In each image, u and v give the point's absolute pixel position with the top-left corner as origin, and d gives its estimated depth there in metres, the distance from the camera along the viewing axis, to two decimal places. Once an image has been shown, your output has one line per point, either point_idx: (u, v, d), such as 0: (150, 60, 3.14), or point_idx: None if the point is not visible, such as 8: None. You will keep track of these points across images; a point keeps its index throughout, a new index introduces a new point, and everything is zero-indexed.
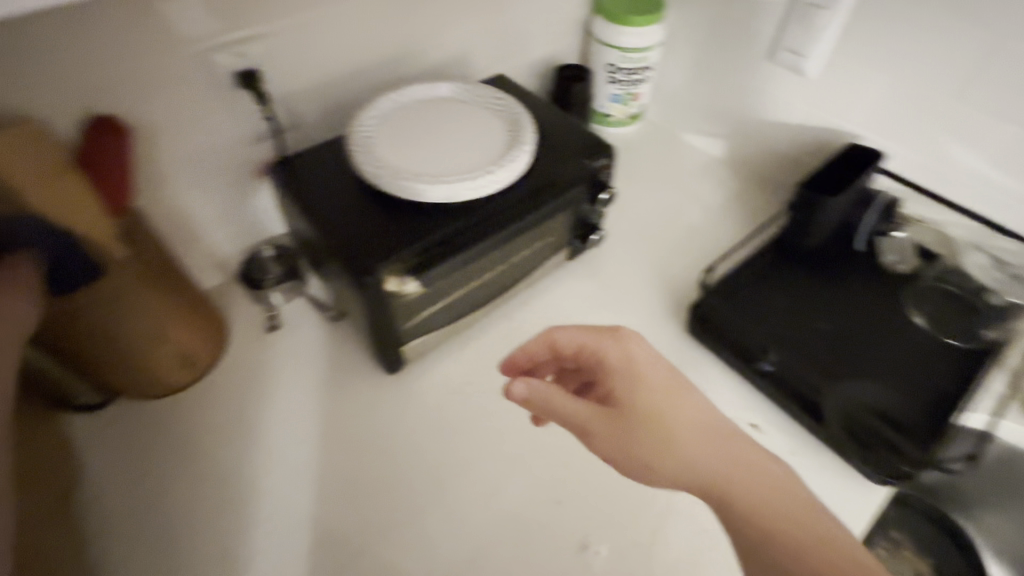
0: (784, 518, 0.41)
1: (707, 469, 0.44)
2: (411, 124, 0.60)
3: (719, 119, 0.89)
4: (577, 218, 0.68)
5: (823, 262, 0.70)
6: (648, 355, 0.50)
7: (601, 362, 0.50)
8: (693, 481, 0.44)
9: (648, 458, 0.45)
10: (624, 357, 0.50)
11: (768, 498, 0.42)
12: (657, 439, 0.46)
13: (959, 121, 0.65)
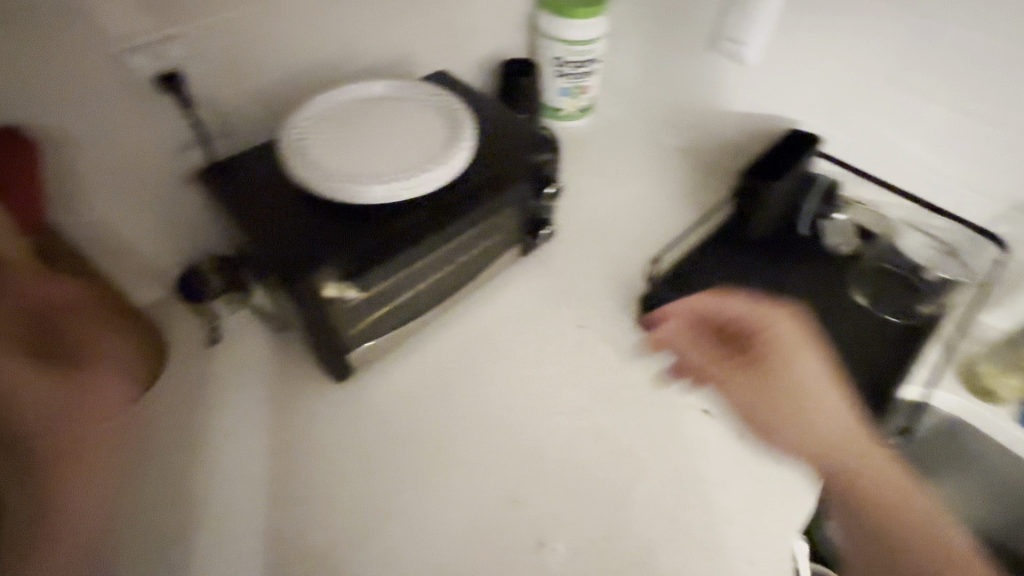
0: (857, 469, 0.58)
1: (833, 439, 0.60)
2: (345, 125, 0.58)
3: (667, 110, 0.90)
4: (526, 214, 0.67)
5: (769, 247, 0.72)
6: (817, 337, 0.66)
7: (770, 332, 0.66)
8: (817, 445, 0.60)
9: (784, 416, 0.62)
10: (791, 332, 0.66)
11: (862, 463, 0.58)
12: (812, 399, 0.62)
13: (893, 104, 0.66)
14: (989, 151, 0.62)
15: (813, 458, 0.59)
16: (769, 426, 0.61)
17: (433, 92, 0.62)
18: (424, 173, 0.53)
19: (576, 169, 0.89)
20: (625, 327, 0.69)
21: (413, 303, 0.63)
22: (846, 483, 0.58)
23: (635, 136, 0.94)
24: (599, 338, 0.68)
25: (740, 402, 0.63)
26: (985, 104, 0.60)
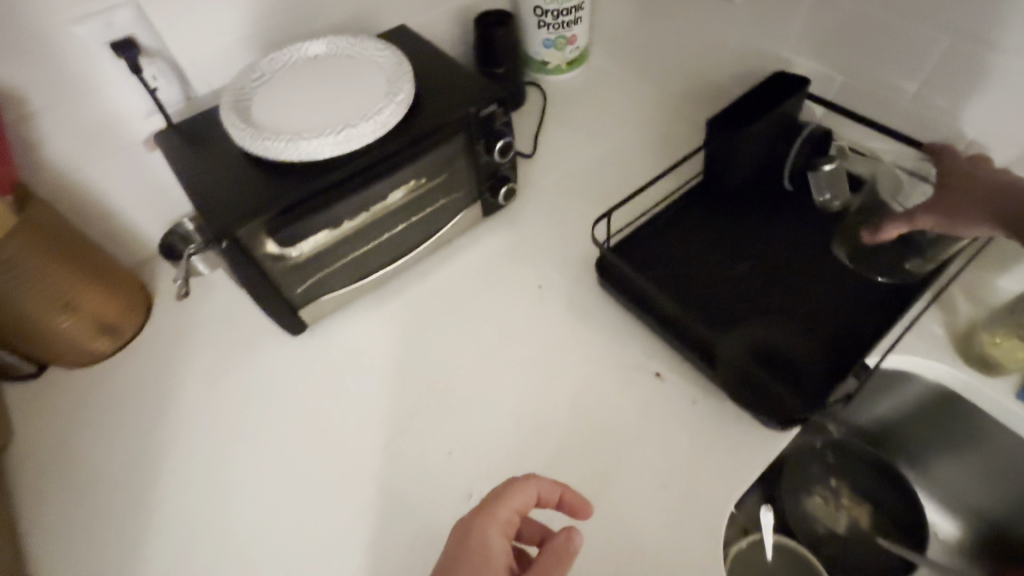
0: None
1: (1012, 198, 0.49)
2: (286, 83, 0.59)
3: (660, 57, 0.85)
4: (481, 170, 0.66)
5: (745, 203, 0.66)
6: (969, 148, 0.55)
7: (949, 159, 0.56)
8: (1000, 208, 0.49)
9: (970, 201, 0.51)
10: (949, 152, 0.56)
11: None
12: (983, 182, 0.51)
13: (891, 35, 0.59)
14: (994, 91, 0.54)
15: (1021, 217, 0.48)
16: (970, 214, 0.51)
17: (379, 49, 0.62)
18: (353, 128, 0.54)
19: (557, 125, 0.85)
20: (582, 287, 0.67)
21: (365, 260, 0.65)
22: None
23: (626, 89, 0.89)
24: (556, 297, 0.67)
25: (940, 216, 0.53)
26: (991, 30, 0.52)
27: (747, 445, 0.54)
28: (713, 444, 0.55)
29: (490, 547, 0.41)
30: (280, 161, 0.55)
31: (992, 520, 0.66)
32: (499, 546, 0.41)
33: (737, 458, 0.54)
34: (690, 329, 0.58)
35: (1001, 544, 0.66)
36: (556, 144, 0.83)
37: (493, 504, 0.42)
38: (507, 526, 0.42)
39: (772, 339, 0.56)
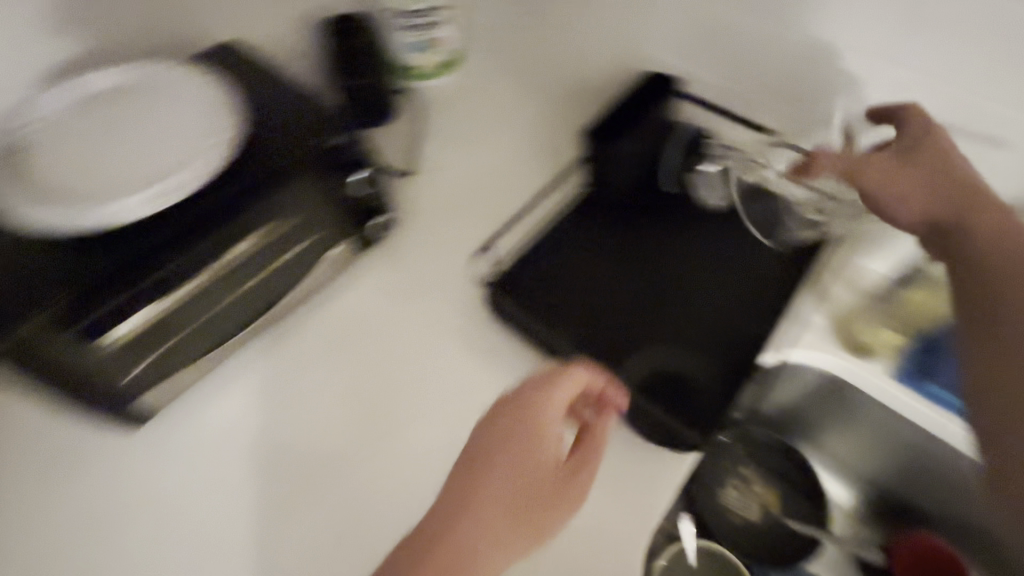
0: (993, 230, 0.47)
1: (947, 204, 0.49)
2: (86, 131, 0.50)
3: (534, 57, 0.81)
4: (346, 206, 0.58)
5: (632, 211, 0.64)
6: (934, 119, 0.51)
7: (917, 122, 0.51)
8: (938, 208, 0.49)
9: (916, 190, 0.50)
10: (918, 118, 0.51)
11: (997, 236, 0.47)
12: (937, 171, 0.49)
13: (748, 40, 0.60)
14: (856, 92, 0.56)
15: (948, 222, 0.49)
16: (908, 199, 0.50)
17: (200, 84, 0.53)
18: (166, 181, 0.45)
19: (435, 136, 0.79)
20: (477, 320, 0.62)
21: (214, 327, 0.55)
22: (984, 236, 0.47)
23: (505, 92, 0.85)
24: (450, 334, 0.61)
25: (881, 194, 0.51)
26: (837, 31, 0.54)
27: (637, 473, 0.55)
28: None
29: (547, 435, 0.46)
30: (52, 232, 0.44)
31: (881, 483, 0.71)
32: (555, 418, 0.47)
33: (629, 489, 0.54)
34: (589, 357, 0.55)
35: (888, 505, 0.71)
36: (436, 158, 0.77)
37: (547, 393, 0.47)
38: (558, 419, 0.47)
39: (670, 358, 0.56)
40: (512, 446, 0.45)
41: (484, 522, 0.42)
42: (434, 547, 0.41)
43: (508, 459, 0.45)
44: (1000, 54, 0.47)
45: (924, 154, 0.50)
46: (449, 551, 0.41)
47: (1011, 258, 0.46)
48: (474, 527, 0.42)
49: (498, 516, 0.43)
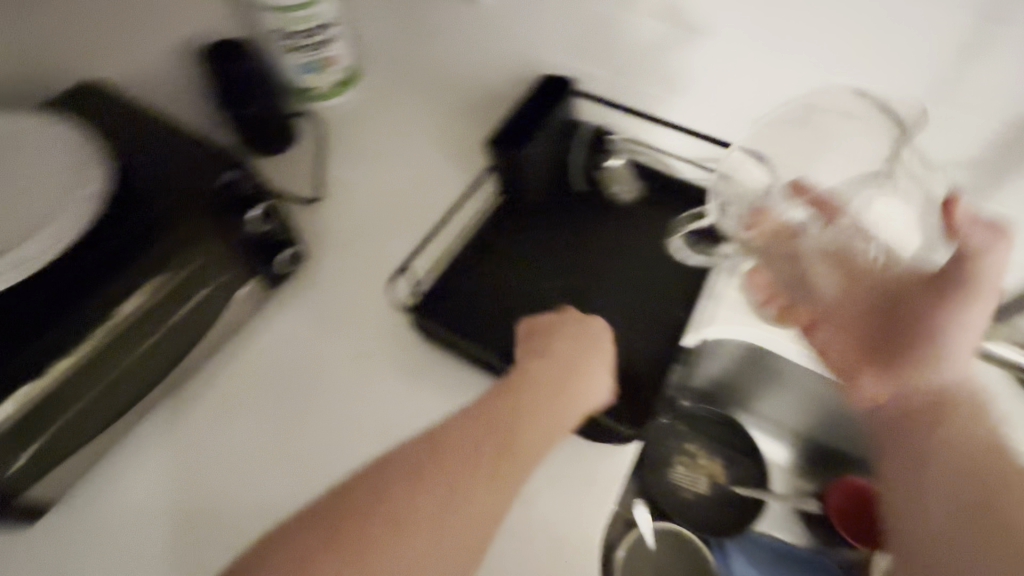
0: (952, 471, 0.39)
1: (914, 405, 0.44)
2: None
3: (432, 68, 0.79)
4: (245, 248, 0.55)
5: (548, 214, 0.65)
6: (1000, 264, 0.40)
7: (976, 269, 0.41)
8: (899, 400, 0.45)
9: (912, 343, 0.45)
10: (976, 264, 0.41)
11: (941, 466, 0.40)
12: (935, 332, 0.43)
13: (633, 32, 0.60)
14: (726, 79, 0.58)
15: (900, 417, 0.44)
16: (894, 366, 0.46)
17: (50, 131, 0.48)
18: (29, 249, 0.42)
19: (343, 159, 0.78)
20: (406, 343, 0.60)
21: (114, 396, 0.50)
22: (911, 413, 0.43)
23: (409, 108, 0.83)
24: (380, 361, 0.60)
25: (875, 354, 0.48)
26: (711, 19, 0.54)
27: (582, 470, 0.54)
28: None
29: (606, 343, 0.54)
30: None
31: (813, 437, 0.75)
32: None
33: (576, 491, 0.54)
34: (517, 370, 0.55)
35: (819, 454, 0.76)
36: (346, 183, 0.75)
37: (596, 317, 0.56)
38: None
39: None
40: (567, 345, 0.51)
41: (553, 402, 0.46)
42: (511, 417, 0.44)
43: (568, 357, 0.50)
44: (844, 23, 0.48)
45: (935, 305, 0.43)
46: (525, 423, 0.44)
47: (953, 461, 0.39)
48: (548, 410, 0.45)
49: (565, 398, 0.47)
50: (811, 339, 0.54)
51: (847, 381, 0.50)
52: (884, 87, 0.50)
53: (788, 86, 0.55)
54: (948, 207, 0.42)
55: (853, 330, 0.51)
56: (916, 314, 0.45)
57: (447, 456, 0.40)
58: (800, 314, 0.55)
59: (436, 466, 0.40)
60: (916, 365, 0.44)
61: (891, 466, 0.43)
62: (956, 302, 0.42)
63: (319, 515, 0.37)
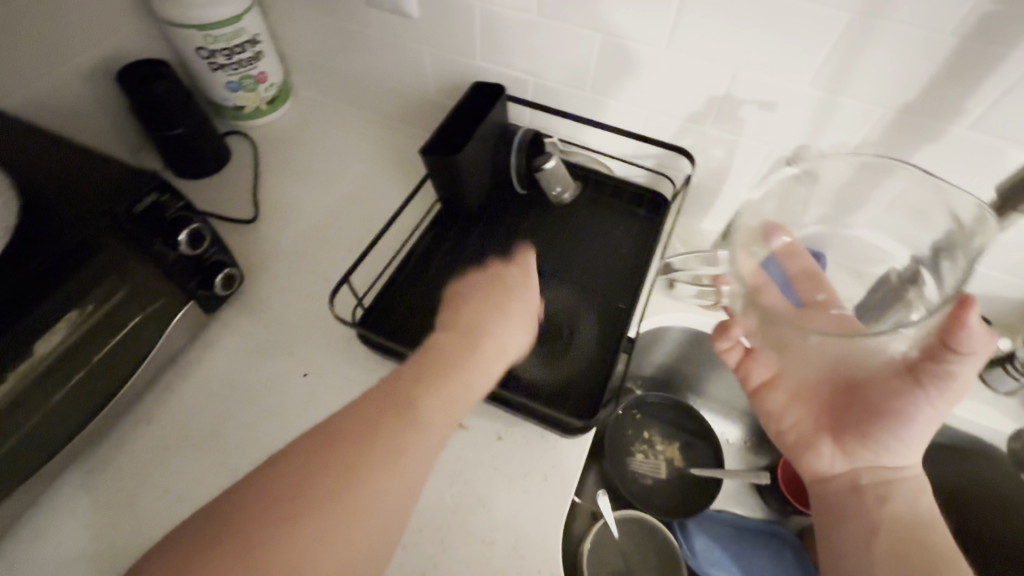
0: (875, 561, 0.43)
1: (843, 489, 0.48)
2: None
3: (365, 83, 0.80)
4: (183, 269, 0.54)
5: (488, 219, 0.67)
6: (968, 376, 0.42)
7: (950, 376, 0.42)
8: (837, 483, 0.49)
9: (868, 431, 0.47)
10: (949, 375, 0.42)
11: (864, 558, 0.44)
12: (893, 426, 0.46)
13: (554, 37, 0.62)
14: (650, 79, 0.61)
15: (841, 501, 0.48)
16: (846, 448, 0.48)
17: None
18: None
19: (280, 176, 0.77)
20: (354, 359, 0.60)
21: (41, 443, 0.47)
22: (846, 501, 0.48)
23: (345, 125, 0.84)
24: (327, 379, 0.58)
25: (831, 431, 0.50)
26: (625, 25, 0.57)
27: (541, 463, 0.54)
28: (523, 474, 0.54)
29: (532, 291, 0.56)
30: None
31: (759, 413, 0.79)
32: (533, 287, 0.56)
33: (538, 488, 0.53)
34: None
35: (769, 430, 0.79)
36: (283, 202, 0.74)
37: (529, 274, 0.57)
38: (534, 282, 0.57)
39: (547, 349, 0.57)
40: (490, 303, 0.52)
41: (468, 364, 0.46)
42: (414, 389, 0.43)
43: (491, 315, 0.51)
44: (752, 24, 0.51)
45: (900, 402, 0.45)
46: (431, 392, 0.43)
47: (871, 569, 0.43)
48: (459, 375, 0.45)
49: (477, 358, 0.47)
50: (767, 399, 0.55)
51: (802, 448, 0.52)
52: (794, 80, 0.54)
53: (708, 83, 0.58)
54: (961, 310, 0.38)
55: (811, 400, 0.52)
56: (884, 396, 0.46)
57: (350, 437, 0.39)
58: (762, 370, 0.56)
59: (342, 448, 0.38)
60: (869, 447, 0.47)
61: (838, 526, 0.47)
62: (923, 404, 0.44)
63: (242, 521, 0.34)
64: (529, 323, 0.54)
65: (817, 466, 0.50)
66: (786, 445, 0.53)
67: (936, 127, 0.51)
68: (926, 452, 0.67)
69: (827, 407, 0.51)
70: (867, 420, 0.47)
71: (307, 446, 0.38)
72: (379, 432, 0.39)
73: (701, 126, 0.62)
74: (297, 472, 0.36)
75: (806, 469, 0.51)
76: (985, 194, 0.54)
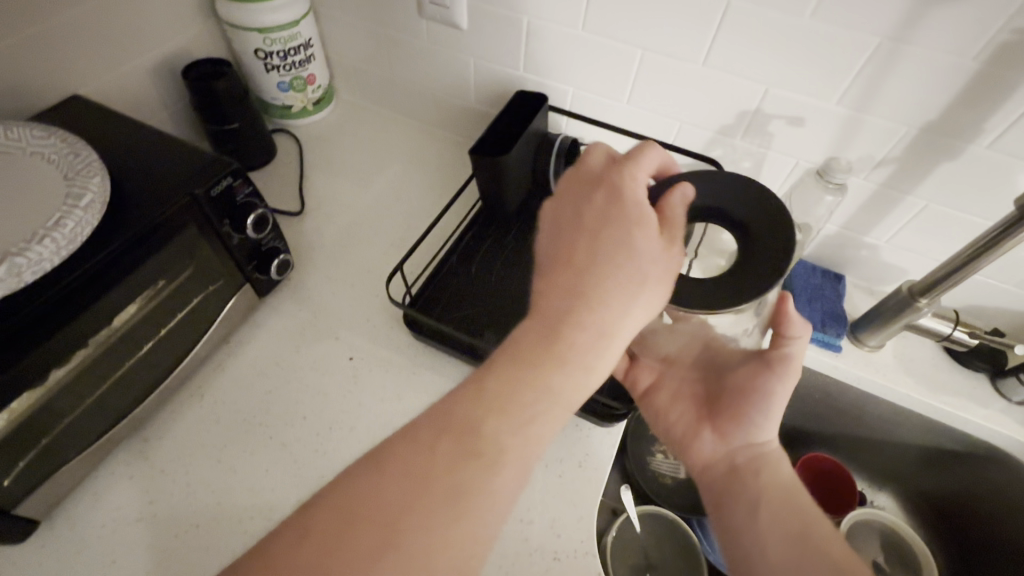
0: (771, 540, 0.43)
1: (724, 475, 0.48)
2: None
3: (406, 88, 0.84)
4: (243, 250, 0.58)
5: (525, 221, 0.72)
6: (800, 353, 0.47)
7: (783, 352, 0.47)
8: (717, 471, 0.49)
9: (734, 410, 0.49)
10: (785, 354, 0.47)
11: (755, 537, 0.44)
12: (752, 404, 0.48)
13: (595, 51, 0.66)
14: (683, 93, 0.65)
15: (726, 487, 0.48)
16: (718, 430, 0.50)
17: (56, 151, 0.48)
18: (19, 257, 0.40)
19: (323, 173, 0.80)
20: (396, 345, 0.63)
21: (110, 405, 0.51)
22: (725, 484, 0.48)
23: (383, 128, 0.88)
24: (370, 365, 0.61)
25: (703, 416, 0.51)
26: (663, 42, 0.61)
27: (575, 449, 0.57)
28: (559, 458, 0.56)
29: (639, 192, 0.40)
30: None
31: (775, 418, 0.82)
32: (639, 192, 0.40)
33: (573, 473, 0.55)
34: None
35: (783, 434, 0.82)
36: (327, 197, 0.77)
37: (615, 181, 0.40)
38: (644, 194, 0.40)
39: None
40: (580, 291, 0.37)
41: (530, 403, 0.36)
42: (450, 445, 0.34)
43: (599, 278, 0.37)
44: (782, 44, 0.55)
45: (751, 380, 0.48)
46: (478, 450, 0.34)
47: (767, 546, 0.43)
48: (509, 426, 0.35)
49: (533, 395, 0.36)
50: (652, 402, 0.54)
51: (686, 440, 0.52)
52: (820, 98, 0.58)
53: (739, 99, 0.62)
54: (783, 302, 0.46)
55: (691, 395, 0.53)
56: (739, 381, 0.49)
57: (378, 510, 0.31)
58: (645, 376, 0.55)
59: (376, 524, 0.31)
60: (742, 427, 0.49)
61: (728, 514, 0.47)
62: (769, 382, 0.47)
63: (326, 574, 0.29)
64: (649, 267, 0.37)
65: (698, 455, 0.51)
66: (674, 439, 0.53)
67: (956, 145, 0.55)
68: (939, 458, 0.69)
69: (695, 397, 0.52)
70: (733, 403, 0.49)
71: (327, 519, 0.31)
72: (420, 503, 0.32)
73: (731, 139, 0.66)
74: (317, 554, 0.29)
75: (694, 462, 0.51)
76: (1001, 208, 0.57)
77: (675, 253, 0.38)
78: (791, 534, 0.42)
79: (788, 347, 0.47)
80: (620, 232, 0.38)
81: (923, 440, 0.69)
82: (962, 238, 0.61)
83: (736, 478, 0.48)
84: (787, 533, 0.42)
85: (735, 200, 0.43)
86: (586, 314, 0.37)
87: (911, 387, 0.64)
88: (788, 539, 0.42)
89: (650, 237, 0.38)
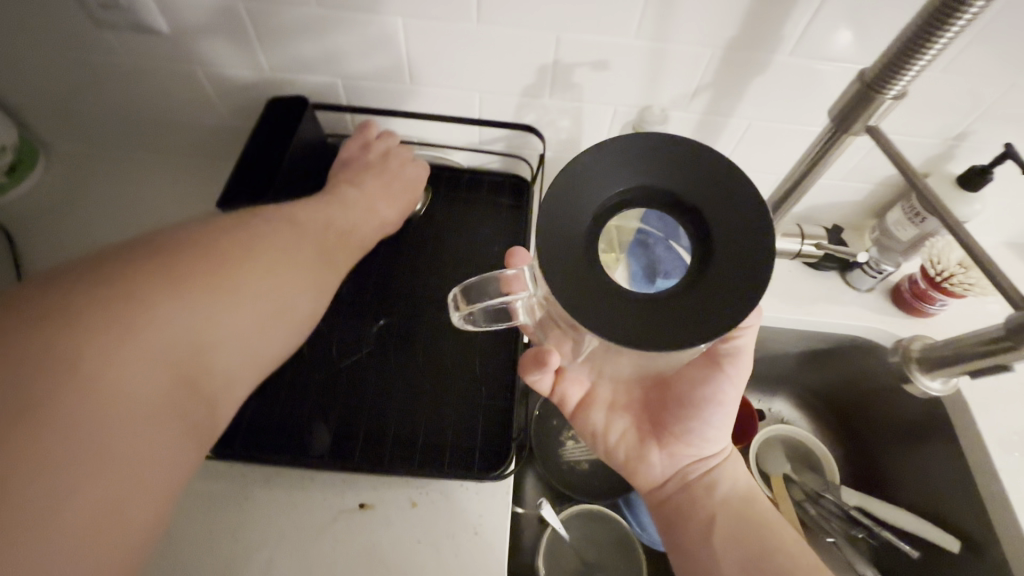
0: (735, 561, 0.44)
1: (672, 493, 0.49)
2: None
3: (134, 117, 0.65)
4: None
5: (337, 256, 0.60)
6: (749, 351, 0.46)
7: (731, 349, 0.46)
8: (670, 487, 0.50)
9: (685, 424, 0.48)
10: (733, 352, 0.46)
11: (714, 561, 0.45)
12: (701, 415, 0.47)
13: (344, 30, 0.52)
14: (472, 59, 0.53)
15: (675, 506, 0.49)
16: (665, 447, 0.49)
17: None
18: None
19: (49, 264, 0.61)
20: (223, 474, 0.50)
21: None
22: (670, 503, 0.49)
23: (158, 184, 0.68)
24: (183, 509, 0.48)
25: (646, 432, 0.50)
26: (422, 6, 0.49)
27: (476, 515, 0.49)
28: (452, 533, 0.48)
29: (401, 159, 0.60)
30: None
31: None
32: (408, 163, 0.61)
33: (469, 547, 0.48)
34: (370, 455, 0.49)
35: None
36: None
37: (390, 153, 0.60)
38: (408, 163, 0.61)
39: (440, 379, 0.54)
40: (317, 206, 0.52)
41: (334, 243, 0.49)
42: (225, 262, 0.38)
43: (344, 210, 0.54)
44: None
45: (698, 385, 0.47)
46: (216, 311, 0.36)
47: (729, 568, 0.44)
48: (257, 314, 0.39)
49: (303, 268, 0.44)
50: (588, 418, 0.51)
51: (632, 462, 0.51)
52: (619, 35, 0.49)
53: (534, 53, 0.52)
54: None
55: (628, 409, 0.51)
56: (687, 387, 0.48)
57: (226, 262, 0.38)
58: (578, 390, 0.51)
59: (224, 266, 0.38)
60: (689, 443, 0.49)
61: (681, 533, 0.48)
62: (717, 389, 0.47)
63: (155, 276, 0.34)
64: (384, 200, 0.57)
65: (646, 478, 0.50)
66: (617, 463, 0.52)
67: (761, 58, 0.49)
68: (815, 358, 0.71)
69: (640, 411, 0.51)
70: (681, 414, 0.48)
71: (192, 259, 0.37)
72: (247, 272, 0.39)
73: (539, 100, 0.57)
74: (179, 266, 0.36)
75: (641, 480, 0.51)
76: (810, 114, 0.54)
77: (398, 205, 0.58)
78: (753, 549, 0.44)
79: (736, 346, 0.46)
80: (349, 167, 0.59)
81: (794, 348, 0.71)
82: (794, 147, 0.59)
83: (686, 496, 0.48)
84: (742, 548, 0.45)
85: (714, 220, 0.30)
86: (346, 214, 0.53)
87: (780, 308, 0.64)
88: (747, 565, 0.44)
89: (377, 174, 0.58)
